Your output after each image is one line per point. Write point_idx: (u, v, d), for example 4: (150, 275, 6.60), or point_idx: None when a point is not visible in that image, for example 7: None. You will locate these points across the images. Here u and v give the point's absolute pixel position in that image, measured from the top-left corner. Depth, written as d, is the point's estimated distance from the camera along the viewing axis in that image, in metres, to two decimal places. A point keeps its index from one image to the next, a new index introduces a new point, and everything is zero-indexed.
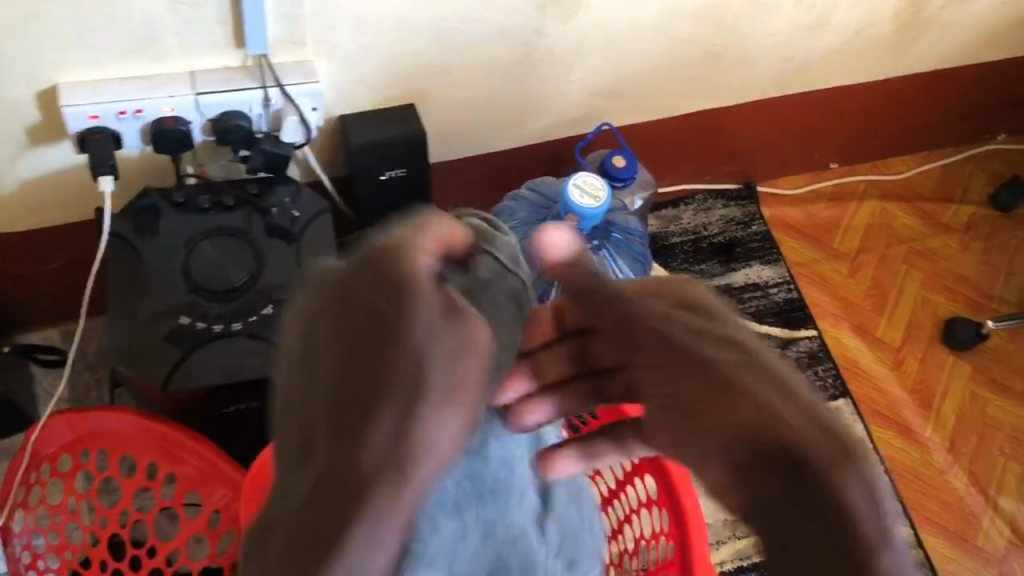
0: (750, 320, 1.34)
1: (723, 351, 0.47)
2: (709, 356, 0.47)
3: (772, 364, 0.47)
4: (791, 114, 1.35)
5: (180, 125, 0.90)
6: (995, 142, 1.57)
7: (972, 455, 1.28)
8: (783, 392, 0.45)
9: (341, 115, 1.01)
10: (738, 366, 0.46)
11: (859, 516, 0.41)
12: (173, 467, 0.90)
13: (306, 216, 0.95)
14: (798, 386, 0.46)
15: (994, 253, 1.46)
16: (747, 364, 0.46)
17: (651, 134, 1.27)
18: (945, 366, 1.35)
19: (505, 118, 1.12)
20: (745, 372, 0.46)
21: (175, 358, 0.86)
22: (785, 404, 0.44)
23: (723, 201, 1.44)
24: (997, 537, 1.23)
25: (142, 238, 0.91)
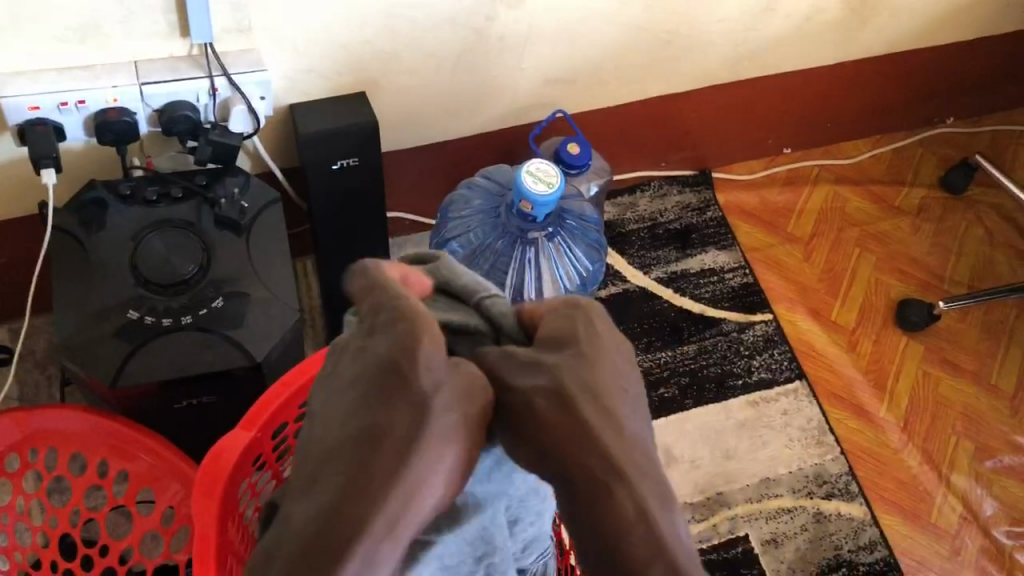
0: (706, 305, 1.35)
1: (537, 379, 0.51)
2: (528, 390, 0.51)
3: (600, 385, 0.51)
4: (745, 99, 1.36)
5: (124, 117, 0.88)
6: (944, 125, 1.59)
7: (925, 434, 1.30)
8: (579, 419, 0.49)
9: (291, 104, 1.00)
10: (567, 390, 0.50)
11: (640, 536, 0.46)
12: (125, 464, 0.89)
13: (255, 207, 0.94)
14: (613, 404, 0.51)
15: (945, 234, 1.48)
16: (558, 397, 0.50)
17: (605, 121, 1.27)
18: (898, 347, 1.37)
19: (458, 106, 1.11)
20: (570, 400, 0.50)
21: (124, 353, 0.84)
22: (581, 436, 0.49)
23: (679, 187, 1.45)
24: (950, 513, 1.25)
25: (87, 233, 0.89)
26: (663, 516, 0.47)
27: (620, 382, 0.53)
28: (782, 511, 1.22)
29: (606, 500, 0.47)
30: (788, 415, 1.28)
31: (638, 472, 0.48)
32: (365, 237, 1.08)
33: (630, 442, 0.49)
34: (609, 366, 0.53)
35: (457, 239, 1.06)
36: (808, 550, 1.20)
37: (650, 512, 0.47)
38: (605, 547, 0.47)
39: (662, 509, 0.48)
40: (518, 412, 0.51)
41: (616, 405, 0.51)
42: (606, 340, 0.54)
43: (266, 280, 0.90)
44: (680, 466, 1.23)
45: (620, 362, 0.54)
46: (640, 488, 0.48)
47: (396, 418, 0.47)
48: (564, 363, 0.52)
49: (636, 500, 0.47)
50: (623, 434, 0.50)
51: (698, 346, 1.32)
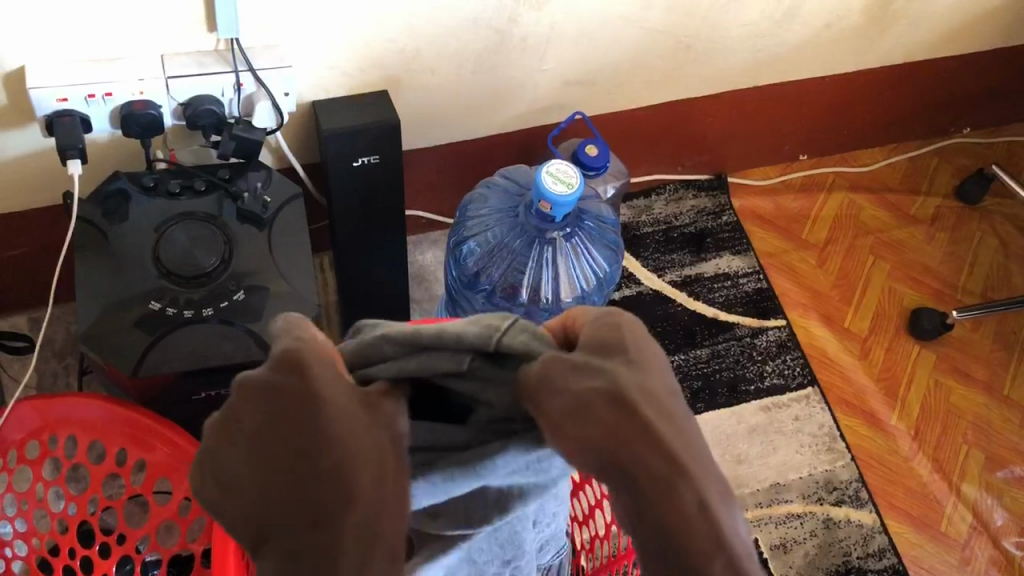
0: (719, 309, 1.36)
1: (595, 381, 0.49)
2: (588, 389, 0.49)
3: (653, 388, 0.51)
4: (762, 105, 1.36)
5: (150, 110, 0.89)
6: (961, 135, 1.59)
7: (936, 443, 1.30)
8: (639, 419, 0.48)
9: (314, 101, 1.01)
10: (627, 393, 0.49)
11: (701, 534, 0.47)
12: (143, 454, 0.90)
13: (277, 202, 0.95)
14: (670, 406, 0.51)
15: (959, 244, 1.48)
16: (617, 397, 0.49)
17: (622, 124, 1.28)
18: (910, 356, 1.37)
19: (477, 106, 1.12)
20: (633, 403, 0.49)
21: (146, 344, 0.85)
22: (644, 437, 0.48)
23: (694, 192, 1.45)
24: (960, 523, 1.25)
25: (111, 224, 0.90)
26: (726, 514, 0.49)
27: (665, 380, 0.53)
28: (792, 516, 1.22)
29: (668, 496, 0.48)
30: (799, 421, 1.29)
31: (701, 469, 0.49)
32: (383, 235, 1.09)
33: (691, 443, 0.50)
34: (652, 368, 0.52)
35: (474, 238, 1.07)
36: (817, 556, 1.20)
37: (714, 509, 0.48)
38: (670, 540, 0.48)
39: (724, 505, 0.49)
40: (574, 410, 0.48)
41: (669, 405, 0.51)
42: (647, 346, 0.54)
43: (286, 274, 0.91)
44: None
45: (663, 366, 0.54)
46: (706, 489, 0.48)
47: (365, 444, 0.47)
48: (620, 373, 0.50)
49: (700, 499, 0.48)
50: (682, 430, 0.50)
51: (711, 350, 1.32)
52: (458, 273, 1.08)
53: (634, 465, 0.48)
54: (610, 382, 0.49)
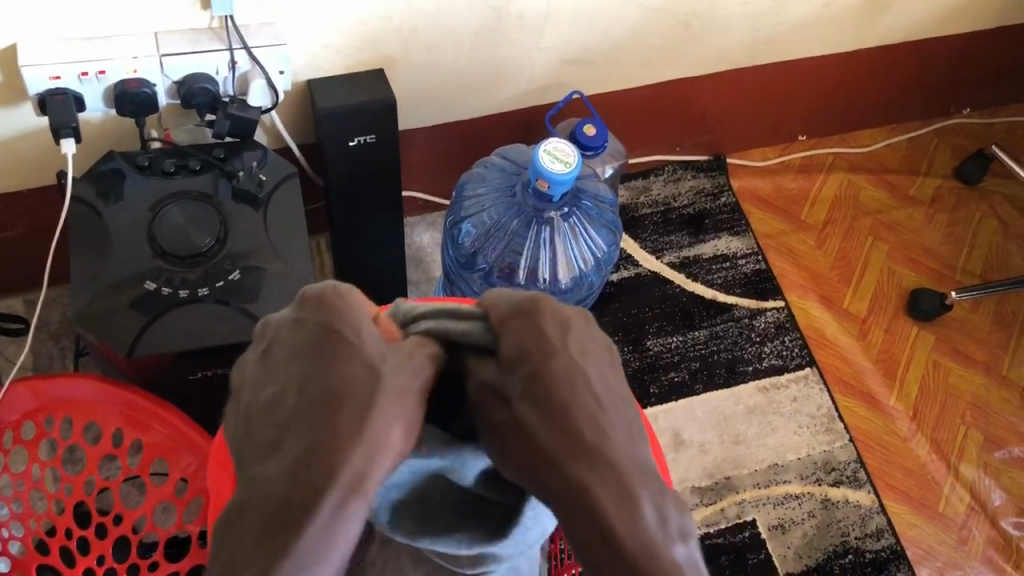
0: (718, 291, 1.35)
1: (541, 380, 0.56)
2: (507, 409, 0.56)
3: (562, 404, 0.55)
4: (762, 85, 1.35)
5: (144, 88, 0.89)
6: (961, 116, 1.58)
7: (935, 424, 1.30)
8: (534, 444, 0.54)
9: (309, 80, 1.00)
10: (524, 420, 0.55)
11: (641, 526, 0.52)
12: (140, 434, 0.89)
13: (272, 181, 0.94)
14: (572, 419, 0.54)
15: (959, 225, 1.48)
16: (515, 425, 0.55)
17: (620, 104, 1.27)
18: (909, 337, 1.37)
19: (475, 86, 1.11)
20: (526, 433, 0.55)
21: (142, 324, 0.85)
22: (584, 443, 0.54)
23: (693, 172, 1.44)
24: (958, 503, 1.25)
25: (106, 203, 0.90)
26: (624, 516, 0.52)
27: (589, 391, 0.56)
28: (790, 497, 1.22)
29: (599, 494, 0.53)
30: (798, 402, 1.29)
31: (597, 479, 0.53)
32: (379, 216, 1.09)
33: (591, 455, 0.53)
34: (565, 395, 0.55)
35: (471, 219, 1.06)
36: (815, 537, 1.20)
37: (607, 526, 0.52)
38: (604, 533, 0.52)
39: (623, 507, 0.52)
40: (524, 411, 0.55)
41: (577, 419, 0.54)
42: (580, 360, 0.57)
43: (282, 254, 0.90)
44: (688, 450, 1.24)
45: (593, 377, 0.57)
46: (598, 501, 0.52)
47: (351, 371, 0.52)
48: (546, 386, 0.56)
49: (590, 512, 0.52)
50: (582, 442, 0.54)
51: (709, 331, 1.32)
52: (455, 254, 1.08)
53: (575, 464, 0.53)
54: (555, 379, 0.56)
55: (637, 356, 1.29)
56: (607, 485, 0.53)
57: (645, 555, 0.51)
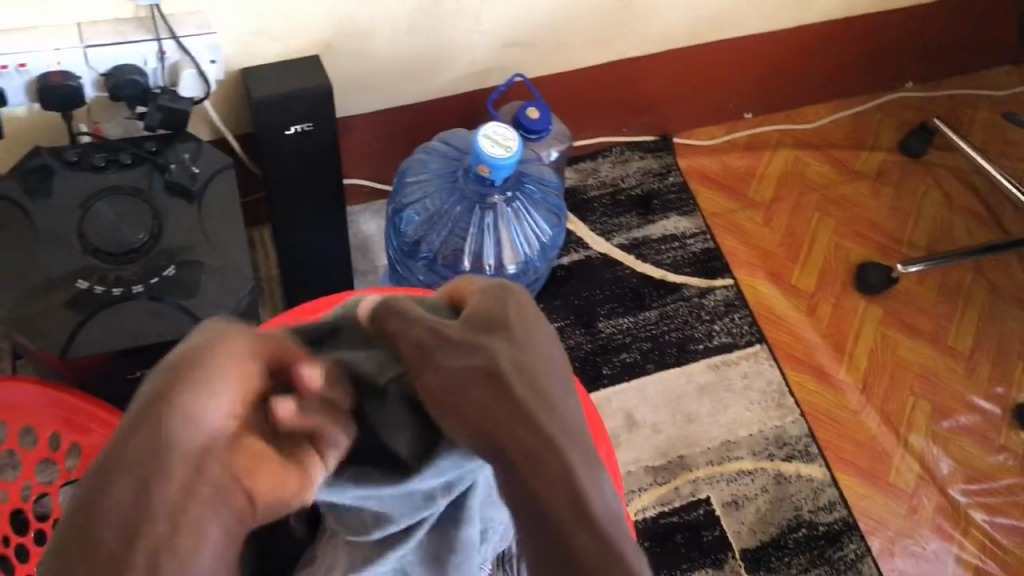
0: (667, 271, 1.36)
1: (504, 352, 0.50)
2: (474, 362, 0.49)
3: (534, 368, 0.50)
4: (705, 63, 1.35)
5: (69, 81, 0.86)
6: (903, 90, 1.60)
7: (884, 395, 1.32)
8: (514, 402, 0.48)
9: (243, 68, 0.98)
10: (505, 377, 0.49)
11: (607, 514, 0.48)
12: (78, 436, 0.87)
13: (206, 173, 0.92)
14: (549, 390, 0.50)
15: (904, 198, 1.50)
16: (492, 376, 0.49)
17: (564, 86, 1.26)
18: (857, 310, 1.38)
19: (414, 71, 1.10)
20: (508, 394, 0.48)
21: (74, 323, 0.82)
22: (552, 416, 0.49)
23: (640, 153, 1.44)
24: (908, 473, 1.27)
25: (33, 201, 0.87)
26: (597, 495, 0.48)
27: (546, 356, 0.52)
28: (743, 473, 1.23)
29: (573, 476, 0.47)
30: (748, 379, 1.29)
31: (575, 451, 0.48)
32: (321, 205, 1.07)
33: (566, 427, 0.49)
34: (531, 370, 0.50)
35: (412, 205, 1.05)
36: (769, 512, 1.21)
37: (584, 504, 0.47)
38: (575, 516, 0.47)
39: (595, 483, 0.48)
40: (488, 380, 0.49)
41: (551, 389, 0.50)
42: (530, 322, 0.53)
43: (219, 247, 0.89)
44: (641, 430, 1.24)
45: (547, 343, 0.53)
46: (578, 477, 0.48)
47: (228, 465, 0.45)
48: (509, 356, 0.50)
49: (572, 488, 0.47)
50: (559, 414, 0.49)
51: (660, 311, 1.32)
52: (398, 242, 1.07)
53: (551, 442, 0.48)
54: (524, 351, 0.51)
55: (588, 338, 1.29)
56: (573, 466, 0.48)
57: (615, 538, 0.47)
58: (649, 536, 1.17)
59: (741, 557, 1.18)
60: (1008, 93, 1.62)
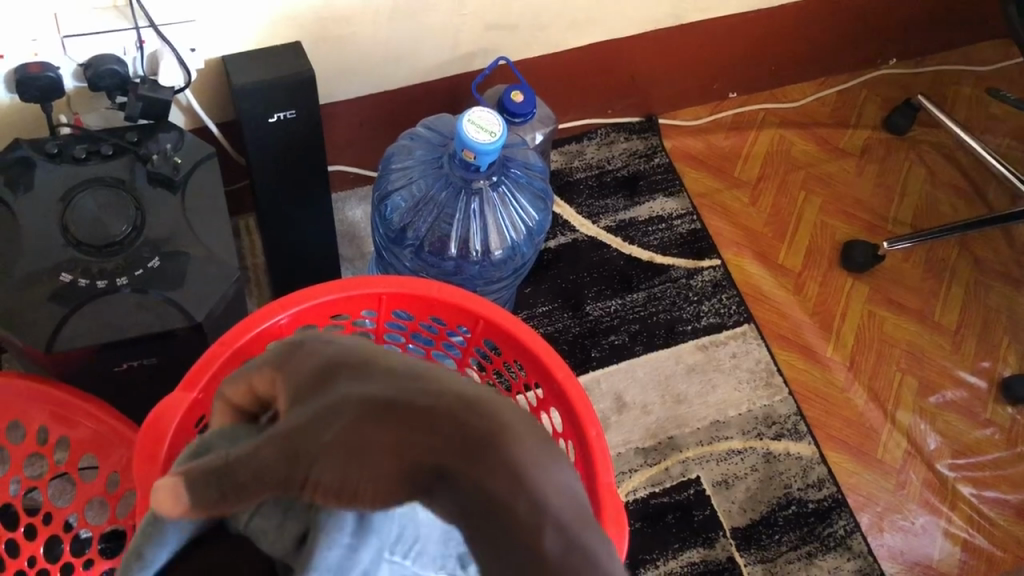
0: (655, 252, 1.36)
1: (369, 386, 0.50)
2: (344, 401, 0.50)
3: (439, 384, 0.50)
4: (689, 43, 1.35)
5: (48, 72, 0.86)
6: (886, 67, 1.60)
7: (871, 371, 1.33)
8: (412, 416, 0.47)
9: (223, 56, 0.97)
10: (389, 400, 0.48)
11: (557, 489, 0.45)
12: (66, 430, 0.87)
13: (188, 163, 0.92)
14: (435, 386, 0.49)
15: (889, 175, 1.50)
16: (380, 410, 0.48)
17: (548, 68, 1.25)
18: (844, 288, 1.39)
19: (397, 56, 1.09)
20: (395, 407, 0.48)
21: (58, 318, 0.81)
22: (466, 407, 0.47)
23: (626, 134, 1.44)
24: (896, 449, 1.28)
25: (14, 194, 0.86)
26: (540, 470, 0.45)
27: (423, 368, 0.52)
28: (733, 452, 1.24)
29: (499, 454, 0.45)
30: (736, 358, 1.30)
31: (512, 432, 0.46)
32: (307, 193, 1.06)
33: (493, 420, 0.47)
34: (414, 380, 0.50)
35: (398, 191, 1.05)
36: (759, 490, 1.22)
37: (531, 488, 0.44)
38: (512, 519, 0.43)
39: (538, 461, 0.46)
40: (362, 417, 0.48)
41: (452, 386, 0.49)
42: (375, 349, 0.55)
43: (203, 237, 0.88)
44: (631, 412, 1.24)
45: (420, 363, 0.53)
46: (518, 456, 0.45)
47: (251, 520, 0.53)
48: (363, 387, 0.50)
49: (510, 467, 0.44)
50: (480, 408, 0.47)
51: (647, 293, 1.32)
52: (384, 229, 1.06)
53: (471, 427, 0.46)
54: (383, 373, 0.51)
55: (577, 321, 1.29)
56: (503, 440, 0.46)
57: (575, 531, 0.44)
58: (641, 517, 1.18)
59: (732, 536, 1.18)
60: (992, 68, 1.62)
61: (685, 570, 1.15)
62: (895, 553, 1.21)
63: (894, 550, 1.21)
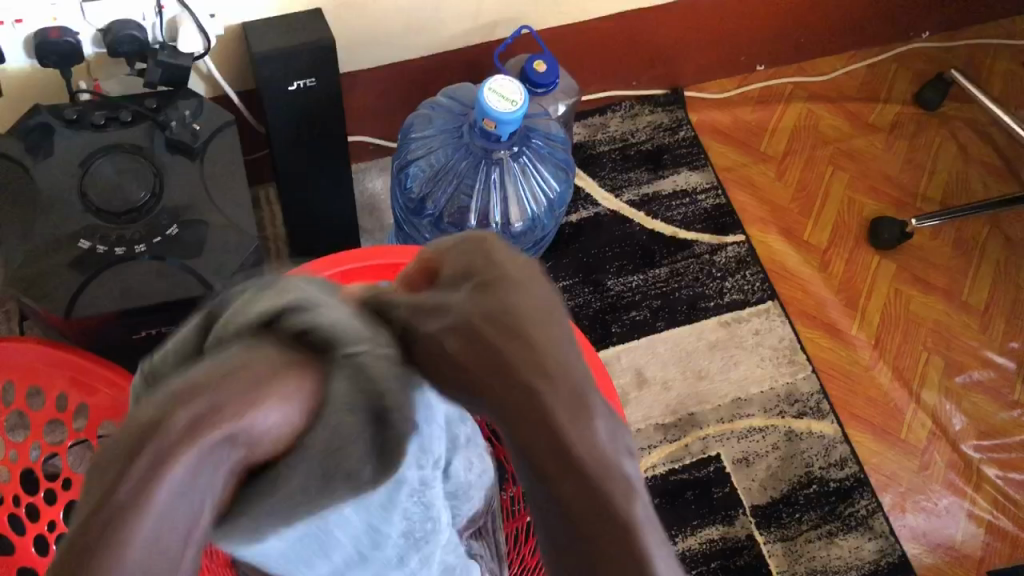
0: (678, 227, 1.34)
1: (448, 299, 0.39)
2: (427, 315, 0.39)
3: (501, 301, 0.38)
4: (717, 14, 1.32)
5: (67, 38, 0.85)
6: (919, 40, 1.56)
7: (897, 351, 1.31)
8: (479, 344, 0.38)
9: (243, 23, 0.96)
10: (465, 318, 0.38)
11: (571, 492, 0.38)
12: (86, 397, 0.87)
13: (208, 131, 0.91)
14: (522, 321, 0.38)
15: (919, 152, 1.47)
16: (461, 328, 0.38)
17: (572, 39, 1.24)
18: (870, 266, 1.37)
19: (418, 25, 1.08)
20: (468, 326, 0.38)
21: (77, 285, 0.81)
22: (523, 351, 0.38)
23: (650, 107, 1.42)
24: (920, 429, 1.26)
25: (34, 160, 0.86)
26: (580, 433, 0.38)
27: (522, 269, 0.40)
28: (754, 430, 1.22)
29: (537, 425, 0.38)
30: (759, 335, 1.28)
31: (554, 385, 0.38)
32: (327, 163, 1.06)
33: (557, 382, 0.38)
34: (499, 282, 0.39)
35: (419, 160, 1.04)
36: (780, 468, 1.21)
37: (586, 466, 0.37)
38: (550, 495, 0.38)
39: (586, 433, 0.38)
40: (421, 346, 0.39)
41: (539, 324, 0.38)
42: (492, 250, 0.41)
43: (221, 205, 0.87)
44: (651, 388, 1.23)
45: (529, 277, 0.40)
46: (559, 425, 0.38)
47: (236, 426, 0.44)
48: (462, 300, 0.39)
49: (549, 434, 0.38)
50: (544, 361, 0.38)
51: (670, 269, 1.31)
52: (404, 199, 1.05)
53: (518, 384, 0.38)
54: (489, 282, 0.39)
55: (598, 296, 1.27)
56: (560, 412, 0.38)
57: (627, 476, 0.38)
58: (659, 493, 1.17)
59: (752, 514, 1.17)
60: None
61: (702, 547, 1.15)
62: (917, 534, 1.19)
63: (916, 531, 1.19)
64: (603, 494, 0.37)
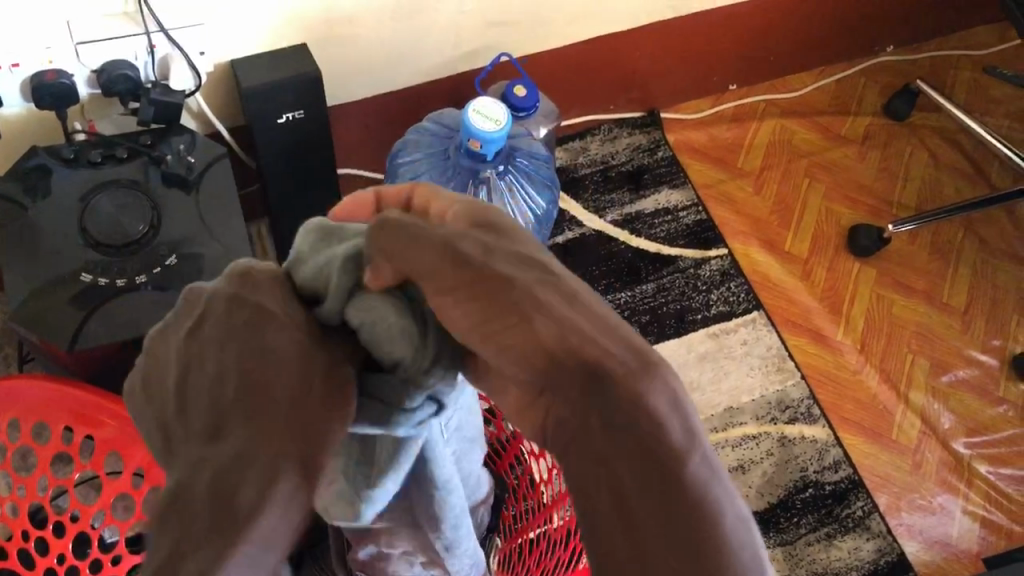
0: (662, 244, 1.37)
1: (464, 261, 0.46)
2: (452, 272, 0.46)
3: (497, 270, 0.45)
4: (687, 36, 1.37)
5: (63, 79, 0.88)
6: (885, 54, 1.61)
7: (882, 354, 1.34)
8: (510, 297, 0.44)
9: (232, 59, 0.99)
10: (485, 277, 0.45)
11: (665, 437, 0.42)
12: (89, 430, 0.88)
13: (203, 162, 0.94)
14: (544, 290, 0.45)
15: (891, 160, 1.51)
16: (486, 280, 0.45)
17: (550, 64, 1.28)
18: (851, 272, 1.40)
19: (402, 56, 1.11)
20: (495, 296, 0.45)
21: (80, 318, 0.83)
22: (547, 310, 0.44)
23: (628, 129, 1.46)
24: (910, 429, 1.28)
25: (34, 200, 0.88)
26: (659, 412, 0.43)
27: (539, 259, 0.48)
28: (748, 438, 1.24)
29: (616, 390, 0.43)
30: (747, 345, 1.31)
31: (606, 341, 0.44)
32: (317, 189, 1.08)
33: (635, 387, 0.42)
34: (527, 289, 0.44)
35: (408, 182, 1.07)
36: (776, 474, 1.22)
37: (654, 445, 0.42)
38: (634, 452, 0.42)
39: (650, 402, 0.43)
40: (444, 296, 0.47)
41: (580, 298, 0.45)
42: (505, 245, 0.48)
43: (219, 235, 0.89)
44: None
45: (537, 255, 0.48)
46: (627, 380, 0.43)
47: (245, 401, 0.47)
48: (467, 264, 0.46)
49: (626, 395, 0.42)
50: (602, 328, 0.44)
51: (656, 284, 1.34)
52: None
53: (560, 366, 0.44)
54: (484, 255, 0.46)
55: None
56: (620, 371, 0.43)
57: (724, 497, 0.43)
58: None
59: None
60: (991, 52, 1.63)
61: None
62: (914, 532, 1.21)
63: (912, 528, 1.21)
64: (687, 498, 0.42)
